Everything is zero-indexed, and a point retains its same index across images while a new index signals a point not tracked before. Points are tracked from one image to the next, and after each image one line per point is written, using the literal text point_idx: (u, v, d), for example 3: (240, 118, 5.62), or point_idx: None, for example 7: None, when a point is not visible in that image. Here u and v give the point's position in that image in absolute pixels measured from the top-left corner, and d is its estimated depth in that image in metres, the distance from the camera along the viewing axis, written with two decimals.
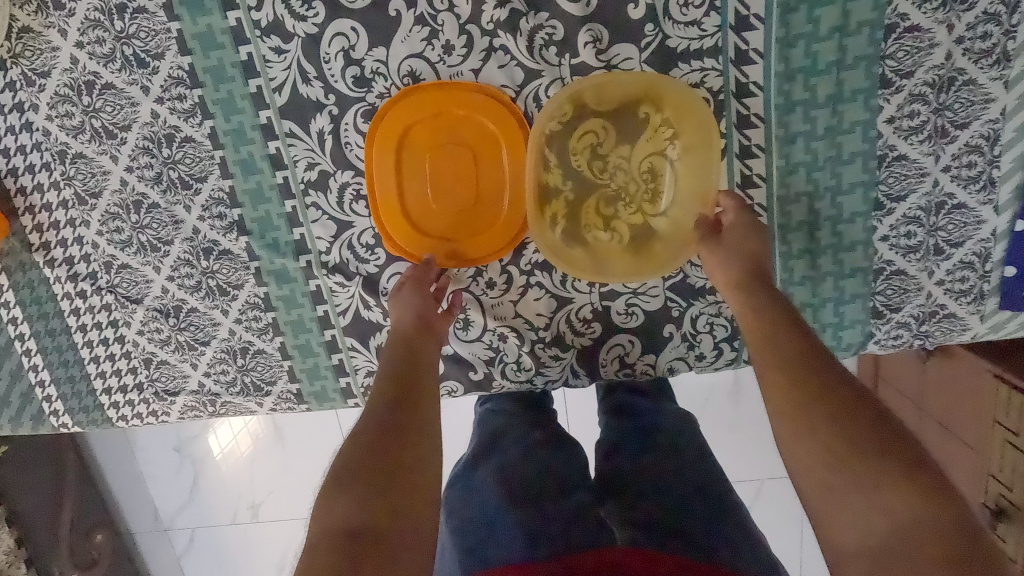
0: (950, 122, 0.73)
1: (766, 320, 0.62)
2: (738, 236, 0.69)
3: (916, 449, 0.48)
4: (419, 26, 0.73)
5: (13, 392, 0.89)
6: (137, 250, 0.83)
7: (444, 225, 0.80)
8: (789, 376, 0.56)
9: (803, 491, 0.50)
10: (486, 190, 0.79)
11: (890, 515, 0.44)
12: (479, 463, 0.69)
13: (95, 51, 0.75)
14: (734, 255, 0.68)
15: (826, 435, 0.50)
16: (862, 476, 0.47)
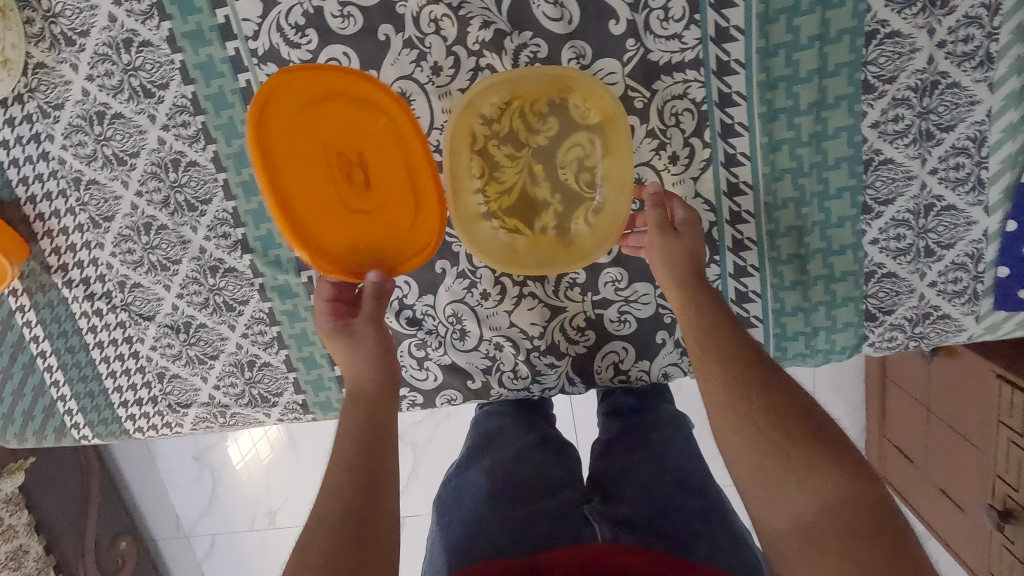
0: (935, 125, 0.73)
1: (707, 317, 0.63)
2: (688, 232, 0.69)
3: (840, 437, 0.53)
4: (408, 49, 0.75)
5: (37, 405, 0.94)
6: (148, 269, 0.87)
7: (360, 223, 0.74)
8: (730, 371, 0.58)
9: (740, 476, 0.54)
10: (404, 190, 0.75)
11: (820, 500, 0.49)
12: (473, 465, 0.72)
13: (105, 83, 0.79)
14: (682, 252, 0.67)
15: (763, 426, 0.54)
16: (794, 463, 0.51)
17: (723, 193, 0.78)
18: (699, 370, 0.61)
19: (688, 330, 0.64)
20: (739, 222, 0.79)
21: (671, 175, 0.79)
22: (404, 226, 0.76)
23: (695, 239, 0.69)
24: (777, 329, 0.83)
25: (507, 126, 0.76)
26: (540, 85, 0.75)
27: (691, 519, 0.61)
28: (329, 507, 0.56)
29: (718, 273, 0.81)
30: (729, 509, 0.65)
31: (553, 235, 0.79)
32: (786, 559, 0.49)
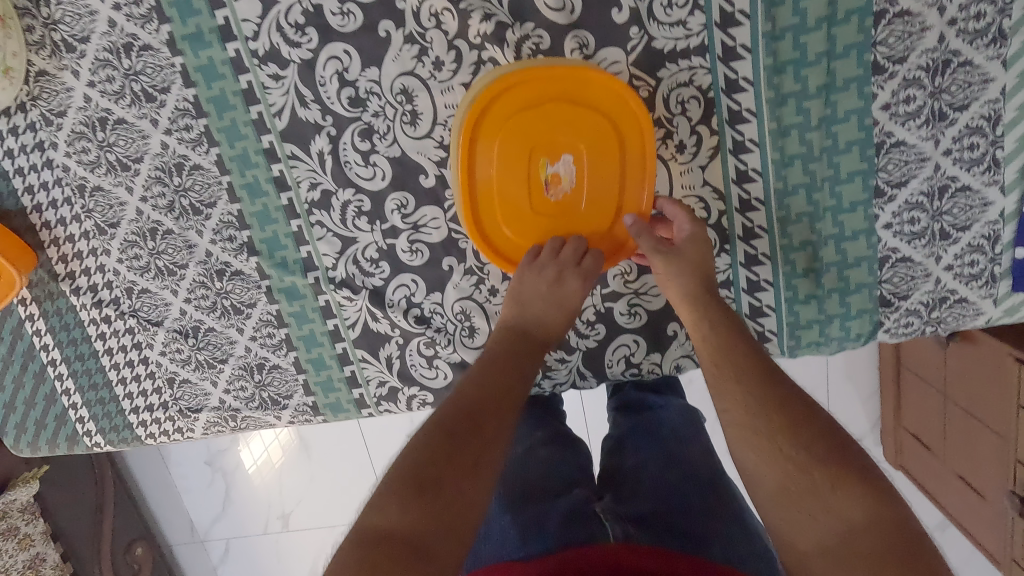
0: (948, 105, 0.72)
1: (720, 335, 0.64)
2: (691, 251, 0.70)
3: (861, 456, 0.52)
4: (409, 44, 0.74)
5: (49, 414, 0.94)
6: (155, 275, 0.87)
7: (523, 218, 0.78)
8: (750, 389, 0.58)
9: (761, 496, 0.53)
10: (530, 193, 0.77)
11: (845, 521, 0.48)
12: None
13: (106, 89, 0.79)
14: (687, 270, 0.69)
15: (785, 448, 0.53)
16: (817, 481, 0.50)
17: (732, 182, 0.77)
18: (716, 390, 0.61)
19: (703, 348, 0.64)
20: (749, 210, 0.78)
21: (678, 164, 0.78)
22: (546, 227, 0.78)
23: (704, 255, 0.70)
24: (791, 318, 0.82)
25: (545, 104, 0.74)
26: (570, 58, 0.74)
27: (705, 519, 0.60)
28: (453, 411, 0.59)
29: (728, 263, 0.80)
30: (743, 504, 0.64)
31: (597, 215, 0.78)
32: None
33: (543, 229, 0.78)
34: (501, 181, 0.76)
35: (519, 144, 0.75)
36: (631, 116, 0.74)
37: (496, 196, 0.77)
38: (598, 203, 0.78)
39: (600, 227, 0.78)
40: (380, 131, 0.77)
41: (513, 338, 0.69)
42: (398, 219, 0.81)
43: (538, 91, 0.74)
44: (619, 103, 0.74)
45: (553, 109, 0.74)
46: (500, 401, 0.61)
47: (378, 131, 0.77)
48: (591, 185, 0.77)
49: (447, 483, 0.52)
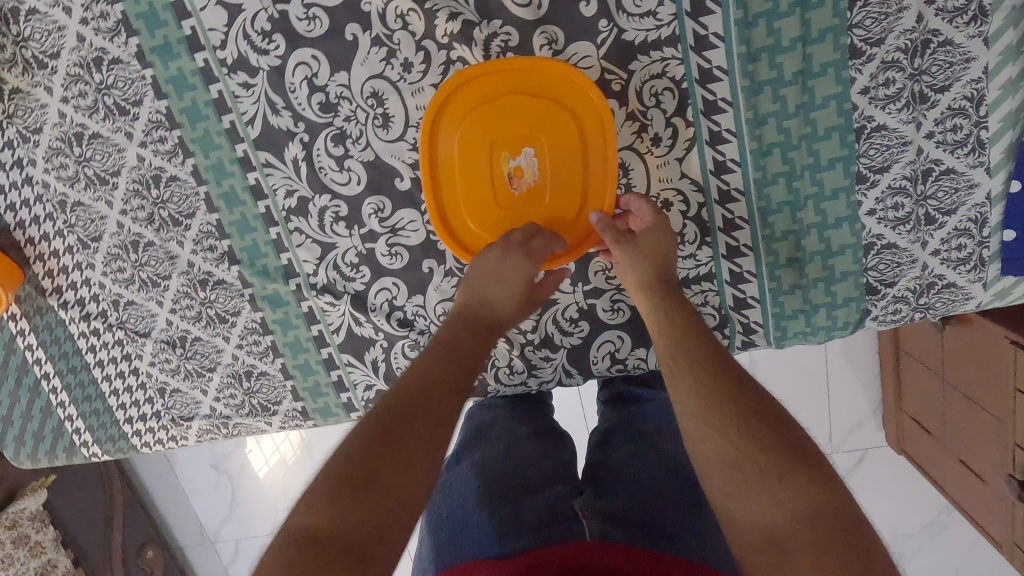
0: (929, 87, 0.70)
1: (677, 326, 0.63)
2: (651, 241, 0.70)
3: (809, 446, 0.51)
4: (377, 47, 0.74)
5: (46, 426, 0.96)
6: (139, 287, 0.87)
7: (486, 211, 0.77)
8: (703, 380, 0.57)
9: (712, 487, 0.52)
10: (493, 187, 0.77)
11: (789, 511, 0.47)
12: (465, 461, 0.72)
13: (80, 104, 0.79)
14: (643, 258, 0.68)
15: (733, 438, 0.52)
16: (764, 471, 0.50)
17: (710, 173, 0.76)
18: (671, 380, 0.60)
19: (661, 338, 0.64)
20: (728, 201, 0.77)
21: (654, 157, 0.76)
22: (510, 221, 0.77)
23: (662, 244, 0.70)
24: (776, 309, 0.80)
25: (505, 98, 0.74)
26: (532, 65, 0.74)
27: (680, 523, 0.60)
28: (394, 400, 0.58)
29: (710, 256, 0.79)
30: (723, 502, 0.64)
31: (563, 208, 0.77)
32: (755, 571, 0.47)
33: (507, 224, 0.77)
34: (463, 177, 0.77)
35: (480, 139, 0.76)
36: (588, 103, 0.73)
37: (461, 190, 0.77)
38: (562, 193, 0.77)
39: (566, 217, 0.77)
40: (353, 135, 0.77)
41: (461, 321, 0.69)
42: (376, 224, 0.81)
43: (498, 85, 0.74)
44: (576, 92, 0.73)
45: (510, 103, 0.74)
46: (444, 386, 0.60)
47: (350, 136, 0.77)
48: (553, 176, 0.76)
49: (384, 478, 0.52)
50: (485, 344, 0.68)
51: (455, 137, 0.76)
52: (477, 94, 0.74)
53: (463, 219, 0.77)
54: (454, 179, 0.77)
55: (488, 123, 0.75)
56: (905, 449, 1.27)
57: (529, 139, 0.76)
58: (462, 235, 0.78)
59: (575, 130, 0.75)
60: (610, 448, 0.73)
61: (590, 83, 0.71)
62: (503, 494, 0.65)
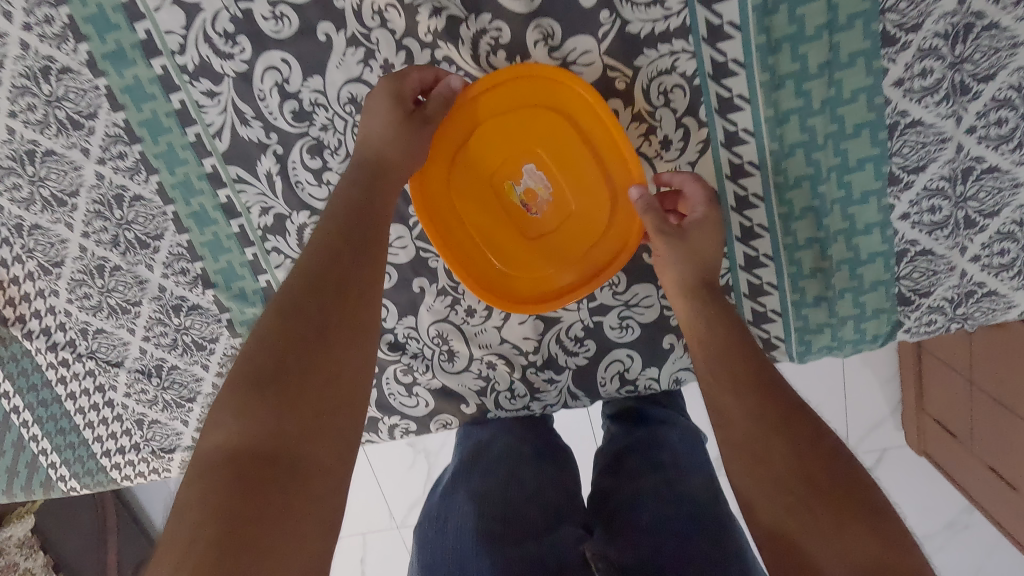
0: (971, 76, 0.62)
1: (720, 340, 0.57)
2: (699, 237, 0.63)
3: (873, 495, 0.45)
4: (353, 48, 0.66)
5: (20, 461, 0.90)
6: (108, 314, 0.81)
7: (512, 248, 0.72)
8: (750, 405, 0.51)
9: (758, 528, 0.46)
10: (509, 221, 0.72)
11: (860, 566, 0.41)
12: (460, 489, 0.66)
13: (29, 119, 0.72)
14: (685, 259, 0.62)
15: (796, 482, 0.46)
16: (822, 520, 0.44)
17: (727, 178, 0.69)
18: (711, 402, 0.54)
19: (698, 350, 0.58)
20: (746, 207, 0.70)
21: (664, 162, 0.69)
22: (540, 253, 0.72)
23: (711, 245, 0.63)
24: (799, 322, 0.74)
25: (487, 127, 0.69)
26: None
27: None
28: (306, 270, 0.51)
29: (727, 267, 0.72)
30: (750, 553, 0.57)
31: (588, 222, 0.71)
32: None
33: (538, 252, 0.72)
34: (473, 211, 0.71)
35: (484, 168, 0.70)
36: (586, 108, 0.67)
37: (481, 238, 0.72)
38: (584, 208, 0.71)
39: (594, 236, 0.71)
40: (331, 145, 0.70)
41: (368, 184, 0.59)
42: None
43: (476, 118, 0.69)
44: (571, 99, 0.67)
45: (508, 126, 0.69)
46: (364, 250, 0.54)
47: (328, 147, 0.70)
48: (570, 190, 0.71)
49: (302, 380, 0.45)
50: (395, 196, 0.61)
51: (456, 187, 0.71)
52: (457, 134, 0.69)
53: (488, 265, 0.72)
54: (470, 227, 0.71)
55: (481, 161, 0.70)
56: (926, 450, 1.17)
57: (531, 157, 0.70)
58: (493, 282, 0.72)
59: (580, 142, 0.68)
60: (621, 479, 0.67)
61: (584, 85, 0.64)
62: (504, 536, 0.59)
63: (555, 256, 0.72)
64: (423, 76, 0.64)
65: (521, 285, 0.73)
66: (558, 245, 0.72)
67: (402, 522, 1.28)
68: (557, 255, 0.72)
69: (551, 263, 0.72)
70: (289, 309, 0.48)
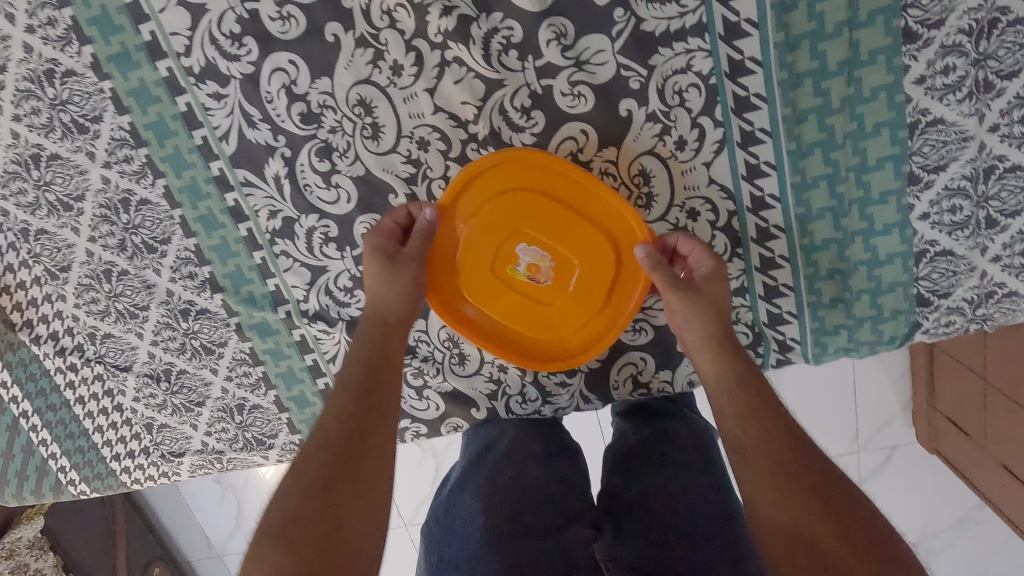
0: (994, 73, 0.61)
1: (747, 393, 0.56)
2: (707, 291, 0.61)
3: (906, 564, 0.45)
4: (362, 48, 0.65)
5: (29, 465, 0.89)
6: (116, 318, 0.80)
7: (534, 321, 0.71)
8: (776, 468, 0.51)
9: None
10: (522, 299, 0.70)
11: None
12: (468, 487, 0.66)
13: (33, 122, 0.71)
14: (706, 314, 0.61)
15: (813, 506, 0.48)
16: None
17: (742, 179, 0.68)
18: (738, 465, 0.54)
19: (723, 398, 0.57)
20: (763, 208, 0.68)
21: (679, 162, 0.68)
22: (564, 321, 0.71)
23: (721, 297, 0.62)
24: (815, 324, 0.72)
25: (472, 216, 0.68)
26: (536, 79, 0.66)
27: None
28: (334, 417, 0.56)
29: (742, 269, 0.71)
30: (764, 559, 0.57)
31: (596, 275, 0.69)
32: None
33: (561, 316, 0.71)
34: (482, 299, 0.70)
35: (487, 255, 0.69)
36: (570, 180, 0.66)
37: (503, 317, 0.71)
38: (590, 267, 0.69)
39: (605, 285, 0.69)
40: (340, 148, 0.69)
41: (375, 342, 0.62)
42: None
43: (464, 211, 0.68)
44: (559, 178, 0.67)
45: (502, 214, 0.67)
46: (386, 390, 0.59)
47: (337, 149, 0.69)
48: (569, 254, 0.68)
49: (332, 524, 0.49)
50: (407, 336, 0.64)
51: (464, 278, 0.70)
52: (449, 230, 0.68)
53: (518, 336, 0.72)
54: (489, 311, 0.71)
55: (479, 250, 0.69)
56: (937, 449, 1.11)
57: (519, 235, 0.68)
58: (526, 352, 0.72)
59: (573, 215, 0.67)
60: (631, 476, 0.66)
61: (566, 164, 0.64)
62: (513, 535, 0.58)
63: (574, 324, 0.71)
64: (395, 219, 0.66)
65: (557, 349, 0.72)
66: (576, 305, 0.70)
67: (411, 520, 1.27)
68: (580, 312, 0.70)
69: (578, 321, 0.71)
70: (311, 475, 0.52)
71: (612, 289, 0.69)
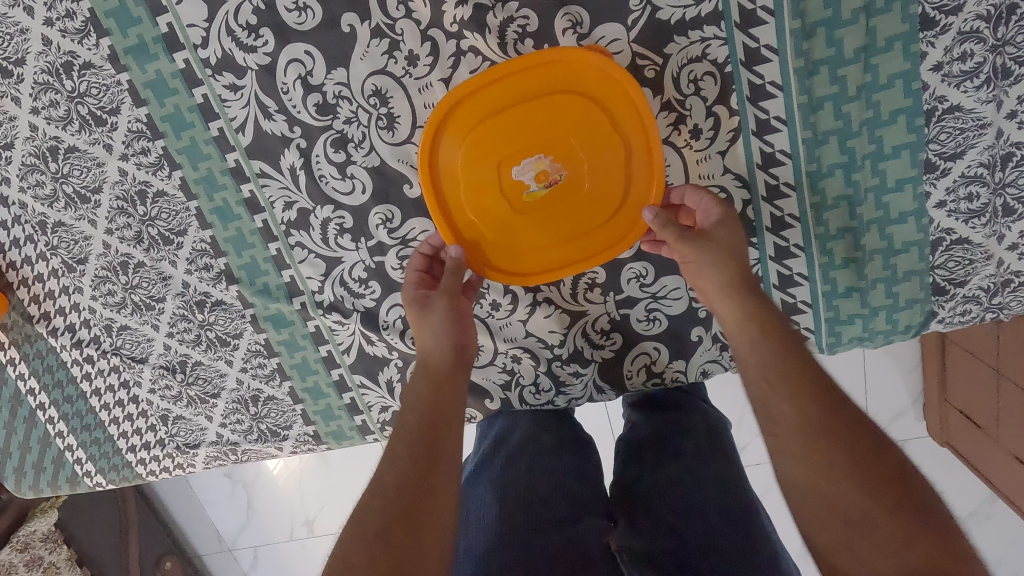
0: (1013, 59, 0.61)
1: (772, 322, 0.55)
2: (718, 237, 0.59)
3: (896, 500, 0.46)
4: (377, 39, 0.65)
5: (45, 457, 0.89)
6: (132, 310, 0.81)
7: (566, 228, 0.69)
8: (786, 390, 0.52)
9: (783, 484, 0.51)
10: (546, 209, 0.68)
11: (891, 509, 0.45)
12: (482, 481, 0.66)
13: (51, 115, 0.72)
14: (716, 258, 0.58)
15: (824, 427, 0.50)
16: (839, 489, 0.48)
17: (757, 167, 0.68)
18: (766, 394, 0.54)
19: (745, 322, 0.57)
20: (777, 197, 0.68)
21: (694, 151, 0.68)
22: (598, 218, 0.68)
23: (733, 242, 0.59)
24: (830, 313, 0.72)
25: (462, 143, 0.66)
26: None
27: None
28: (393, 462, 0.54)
29: (756, 258, 0.71)
30: (780, 547, 0.57)
31: (609, 154, 0.65)
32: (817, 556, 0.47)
33: (591, 210, 0.68)
34: (502, 220, 0.68)
35: (489, 154, 0.66)
36: (593, 75, 0.63)
37: (531, 230, 0.69)
38: (602, 154, 0.66)
39: (618, 157, 0.66)
40: (355, 139, 0.69)
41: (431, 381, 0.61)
42: (384, 235, 0.72)
43: (461, 140, 0.66)
44: (531, 74, 0.64)
45: (517, 111, 0.65)
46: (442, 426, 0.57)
47: (352, 140, 0.69)
48: (576, 150, 0.66)
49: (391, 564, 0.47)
50: (463, 373, 0.63)
51: (478, 207, 0.68)
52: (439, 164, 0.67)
53: (556, 242, 0.69)
54: (517, 229, 0.69)
55: (483, 174, 0.67)
56: (949, 442, 1.11)
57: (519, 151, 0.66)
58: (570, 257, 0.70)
59: (594, 111, 0.64)
60: (644, 465, 0.66)
61: (599, 54, 0.61)
62: (528, 527, 0.59)
63: (565, 232, 0.69)
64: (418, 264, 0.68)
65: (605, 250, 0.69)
66: (600, 195, 0.67)
67: None
68: (606, 199, 0.67)
69: (608, 208, 0.68)
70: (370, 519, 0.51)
71: (630, 163, 0.66)
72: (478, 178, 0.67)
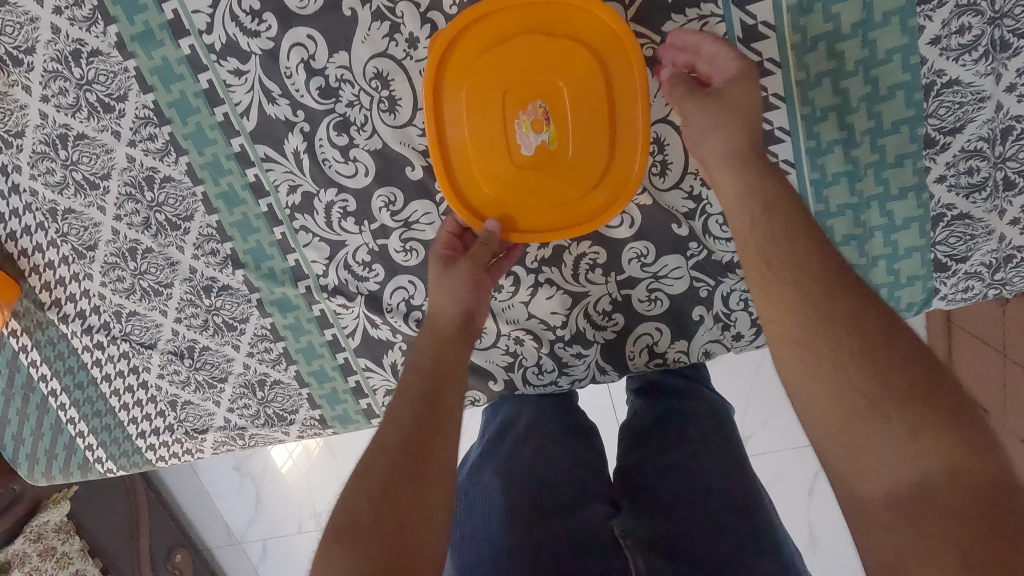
0: (1011, 31, 0.61)
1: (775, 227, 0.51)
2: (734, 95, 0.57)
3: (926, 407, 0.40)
4: (378, 22, 0.66)
5: (57, 443, 0.90)
6: (141, 296, 0.82)
7: (576, 170, 0.68)
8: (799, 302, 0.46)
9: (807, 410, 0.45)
10: (549, 152, 0.68)
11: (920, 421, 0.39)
12: (484, 461, 0.67)
13: (61, 103, 0.74)
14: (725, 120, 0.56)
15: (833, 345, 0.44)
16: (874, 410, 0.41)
17: None
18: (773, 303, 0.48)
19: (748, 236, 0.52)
20: None
21: None
22: (605, 152, 0.67)
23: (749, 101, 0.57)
24: None
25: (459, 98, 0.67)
26: None
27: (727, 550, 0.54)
28: (394, 424, 0.55)
29: None
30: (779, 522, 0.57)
31: (597, 84, 0.66)
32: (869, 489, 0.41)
33: (593, 144, 0.67)
34: (510, 168, 0.68)
35: (490, 106, 0.67)
36: (560, 12, 0.65)
37: (543, 172, 0.68)
38: (591, 88, 0.66)
39: (607, 86, 0.66)
40: (357, 121, 0.70)
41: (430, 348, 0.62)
42: (387, 218, 0.73)
43: (458, 97, 0.67)
44: (501, 18, 0.65)
45: (496, 56, 0.66)
46: (446, 388, 0.58)
47: (355, 123, 0.70)
48: (565, 87, 0.66)
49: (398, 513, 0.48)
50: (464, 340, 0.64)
51: (488, 162, 0.68)
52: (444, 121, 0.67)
53: (569, 182, 0.68)
54: (526, 172, 0.68)
55: (483, 125, 0.68)
56: None
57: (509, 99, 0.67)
58: (587, 195, 0.69)
59: (583, 53, 0.65)
60: (646, 448, 0.66)
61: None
62: (531, 507, 0.59)
63: (577, 175, 0.68)
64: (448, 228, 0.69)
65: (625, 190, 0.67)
66: (598, 129, 0.67)
67: None
68: (607, 132, 0.67)
69: (611, 138, 0.67)
70: (372, 472, 0.51)
71: (614, 94, 0.66)
72: (480, 132, 0.68)
